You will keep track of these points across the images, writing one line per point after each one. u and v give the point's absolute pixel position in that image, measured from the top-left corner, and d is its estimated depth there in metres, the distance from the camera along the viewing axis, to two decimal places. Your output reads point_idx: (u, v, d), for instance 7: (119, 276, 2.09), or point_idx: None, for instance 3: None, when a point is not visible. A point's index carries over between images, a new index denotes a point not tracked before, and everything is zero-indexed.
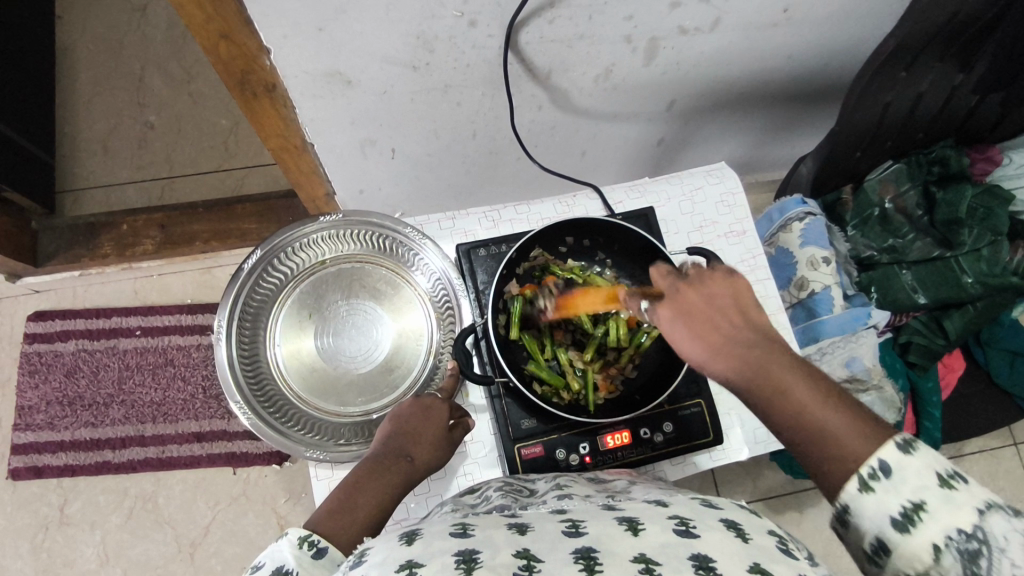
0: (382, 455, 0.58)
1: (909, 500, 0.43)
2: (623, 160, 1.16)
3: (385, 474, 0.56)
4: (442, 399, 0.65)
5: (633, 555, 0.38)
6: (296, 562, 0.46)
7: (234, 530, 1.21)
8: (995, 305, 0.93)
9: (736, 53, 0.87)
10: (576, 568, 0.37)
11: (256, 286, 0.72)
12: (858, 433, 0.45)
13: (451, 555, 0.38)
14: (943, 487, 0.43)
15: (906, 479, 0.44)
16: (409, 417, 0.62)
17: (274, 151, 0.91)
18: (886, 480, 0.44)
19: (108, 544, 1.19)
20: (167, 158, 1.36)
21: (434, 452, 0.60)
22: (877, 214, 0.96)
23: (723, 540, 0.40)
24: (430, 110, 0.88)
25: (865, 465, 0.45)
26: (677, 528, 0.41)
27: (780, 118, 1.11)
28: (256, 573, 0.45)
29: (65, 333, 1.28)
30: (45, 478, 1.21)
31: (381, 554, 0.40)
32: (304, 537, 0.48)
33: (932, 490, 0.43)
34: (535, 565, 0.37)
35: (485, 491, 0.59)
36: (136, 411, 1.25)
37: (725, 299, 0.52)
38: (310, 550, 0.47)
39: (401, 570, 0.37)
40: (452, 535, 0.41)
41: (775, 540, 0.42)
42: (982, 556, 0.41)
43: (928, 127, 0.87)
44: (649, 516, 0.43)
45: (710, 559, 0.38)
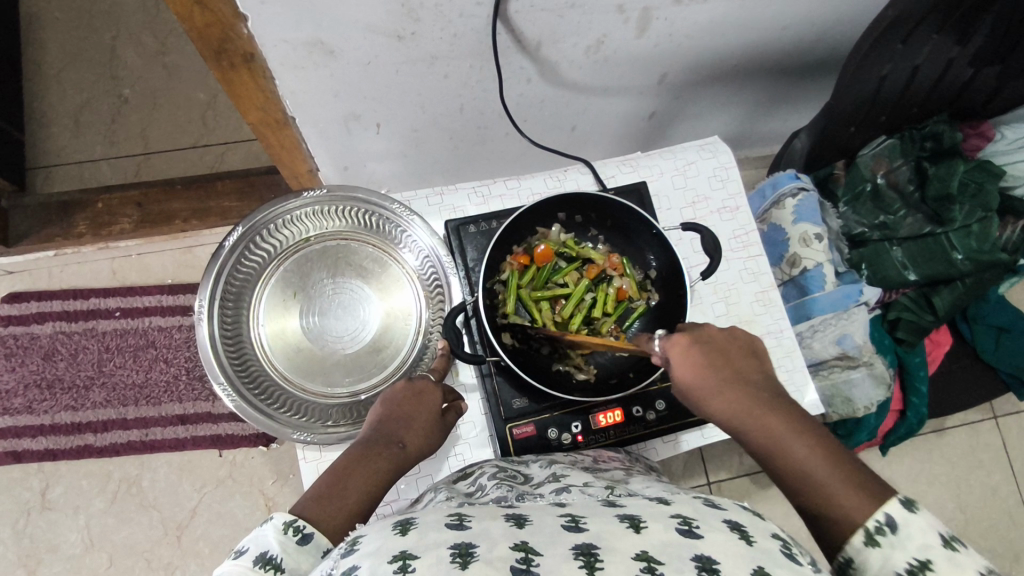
0: (374, 439, 0.56)
1: (915, 558, 0.44)
2: (613, 136, 1.14)
3: (376, 459, 0.54)
4: (434, 380, 0.63)
5: (635, 552, 0.38)
6: (280, 548, 0.45)
7: (220, 513, 1.19)
8: (982, 281, 0.94)
9: (730, 25, 0.85)
10: (575, 565, 0.36)
11: (237, 265, 0.70)
12: (856, 487, 0.47)
13: (446, 548, 0.37)
14: (946, 547, 0.44)
15: (913, 535, 0.44)
16: (401, 402, 0.60)
17: (255, 125, 0.88)
18: (892, 536, 0.45)
19: (93, 528, 1.18)
20: (143, 134, 1.31)
21: (425, 440, 0.59)
22: (868, 188, 0.95)
23: (727, 542, 0.39)
24: (415, 82, 0.85)
25: (871, 519, 0.46)
26: (679, 528, 0.40)
27: (772, 92, 1.10)
28: (238, 558, 0.44)
29: (41, 315, 1.24)
30: (25, 463, 1.19)
31: (374, 543, 0.39)
32: (289, 523, 0.47)
33: (935, 549, 0.44)
34: (534, 559, 0.37)
35: (479, 479, 0.57)
36: (117, 393, 1.22)
37: (739, 353, 0.57)
38: (295, 536, 0.46)
39: (395, 562, 0.36)
40: (447, 526, 0.40)
41: (780, 544, 0.41)
42: None
43: (922, 102, 0.86)
44: (652, 514, 0.42)
45: (713, 562, 0.37)
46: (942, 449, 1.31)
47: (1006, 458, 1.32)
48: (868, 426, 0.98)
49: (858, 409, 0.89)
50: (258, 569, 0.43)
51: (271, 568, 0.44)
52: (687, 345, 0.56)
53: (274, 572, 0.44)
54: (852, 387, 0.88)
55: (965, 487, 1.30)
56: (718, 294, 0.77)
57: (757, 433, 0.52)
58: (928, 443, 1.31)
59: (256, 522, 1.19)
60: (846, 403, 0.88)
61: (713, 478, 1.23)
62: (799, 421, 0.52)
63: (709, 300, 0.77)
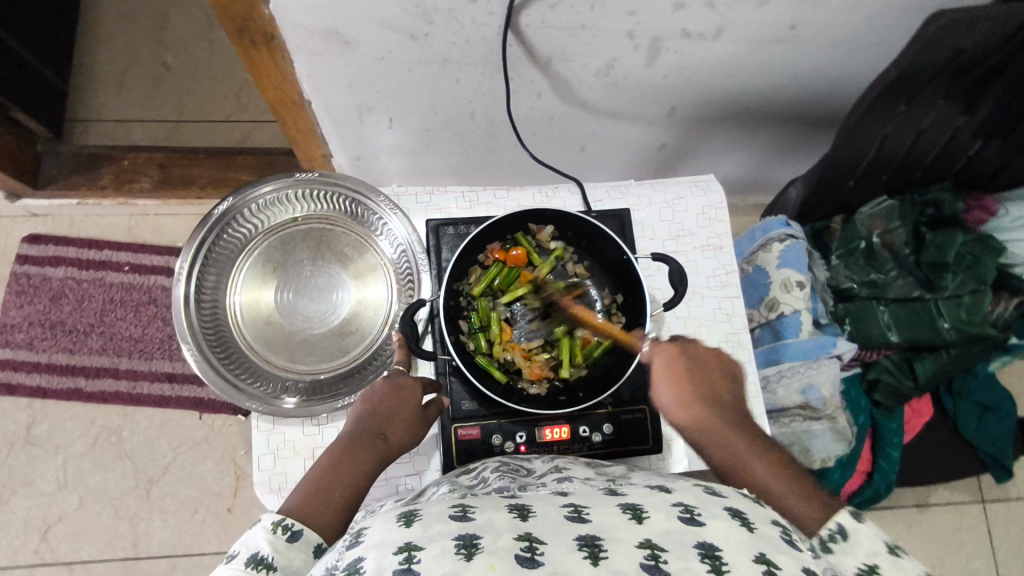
0: (355, 433, 0.58)
1: (865, 563, 0.46)
2: (623, 162, 1.16)
3: (358, 453, 0.57)
4: (409, 375, 0.65)
5: (639, 541, 0.39)
6: (270, 547, 0.48)
7: (191, 474, 1.23)
8: (967, 354, 0.93)
9: (740, 66, 0.86)
10: (580, 557, 0.37)
11: (223, 233, 0.73)
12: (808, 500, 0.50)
13: (450, 538, 0.39)
14: (891, 553, 0.47)
15: (861, 542, 0.47)
16: (383, 397, 0.62)
17: (273, 104, 0.92)
18: (842, 542, 0.47)
19: (69, 469, 1.22)
20: (178, 102, 1.37)
21: (409, 433, 0.61)
22: (863, 246, 0.94)
23: (729, 528, 0.40)
24: (428, 83, 0.88)
25: (825, 527, 0.48)
26: (681, 516, 0.42)
27: (784, 141, 1.10)
28: (231, 563, 0.47)
29: (57, 259, 1.29)
30: (17, 396, 1.24)
31: (380, 534, 0.41)
32: (278, 522, 0.49)
33: (883, 556, 0.46)
34: (539, 547, 0.38)
35: (481, 473, 0.60)
36: (114, 343, 1.27)
37: (717, 373, 0.61)
38: (284, 534, 0.49)
39: (400, 553, 0.38)
40: (451, 517, 0.41)
41: (779, 530, 0.43)
42: None
43: (926, 166, 0.87)
44: (653, 502, 0.43)
45: (716, 549, 0.38)
46: (920, 525, 1.27)
47: (987, 545, 1.28)
48: (834, 481, 0.97)
49: (815, 461, 0.89)
50: (249, 569, 0.46)
51: (262, 567, 0.46)
52: (674, 353, 0.61)
53: (265, 572, 0.46)
54: (812, 438, 0.88)
55: (939, 567, 1.26)
56: (687, 329, 0.78)
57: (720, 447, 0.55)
58: (906, 517, 1.27)
59: (224, 487, 1.23)
60: (804, 453, 0.88)
61: None
62: (760, 441, 0.55)
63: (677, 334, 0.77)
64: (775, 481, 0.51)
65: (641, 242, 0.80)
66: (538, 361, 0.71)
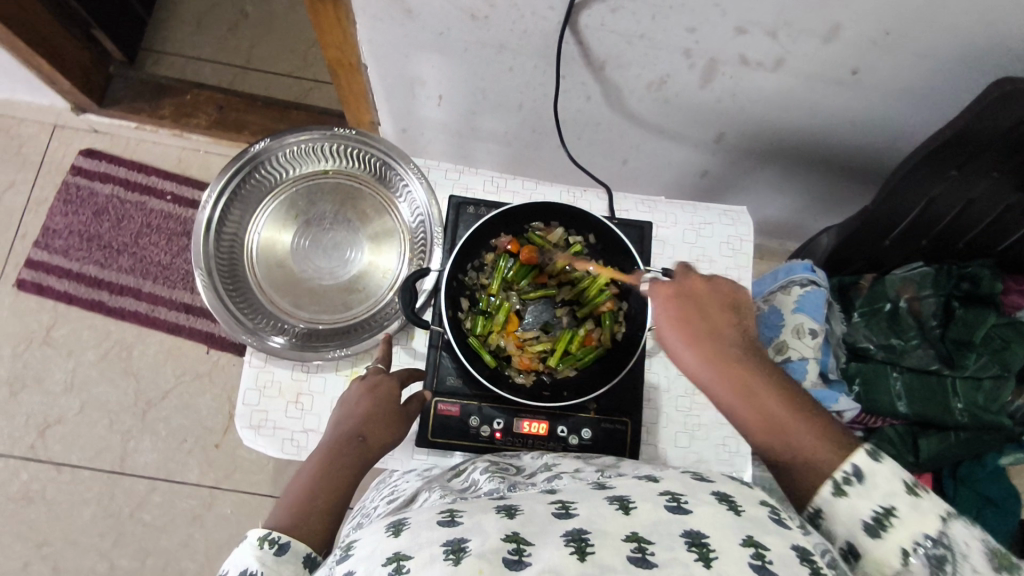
0: (336, 439, 0.58)
1: (880, 505, 0.47)
2: (662, 182, 1.15)
3: (342, 459, 0.57)
4: (381, 370, 0.66)
5: (624, 533, 0.39)
6: (258, 564, 0.48)
7: (188, 404, 1.27)
8: (977, 441, 0.89)
9: (794, 103, 0.85)
10: (566, 551, 0.37)
11: (256, 171, 0.74)
12: (828, 438, 0.49)
13: (439, 544, 0.38)
14: (910, 494, 0.47)
15: (877, 484, 0.47)
16: (359, 399, 0.62)
17: (331, 62, 0.94)
18: (858, 485, 0.48)
19: (77, 376, 1.27)
20: (249, 50, 1.42)
21: (388, 431, 0.61)
22: (887, 308, 0.92)
23: (715, 514, 0.40)
24: (481, 67, 0.89)
25: (840, 470, 0.48)
26: (668, 505, 0.41)
27: (828, 191, 1.08)
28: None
29: (107, 176, 1.35)
30: (44, 298, 1.29)
31: (370, 548, 0.40)
32: (264, 537, 0.49)
33: (901, 497, 0.46)
34: (527, 550, 0.37)
35: (471, 475, 0.59)
36: (142, 266, 1.32)
37: (724, 302, 0.56)
38: (271, 548, 0.49)
39: (389, 564, 0.38)
40: (439, 523, 0.40)
41: (768, 510, 0.42)
42: (947, 562, 0.44)
43: (969, 240, 0.85)
44: (641, 492, 0.43)
45: (701, 536, 0.39)
46: None
47: None
48: None
49: None
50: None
51: None
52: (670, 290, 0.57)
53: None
54: None
55: None
56: None
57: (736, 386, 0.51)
58: None
59: (216, 423, 1.27)
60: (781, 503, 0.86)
61: None
62: (775, 378, 0.52)
63: None
64: (791, 425, 0.50)
65: (658, 259, 0.79)
66: (530, 352, 0.70)
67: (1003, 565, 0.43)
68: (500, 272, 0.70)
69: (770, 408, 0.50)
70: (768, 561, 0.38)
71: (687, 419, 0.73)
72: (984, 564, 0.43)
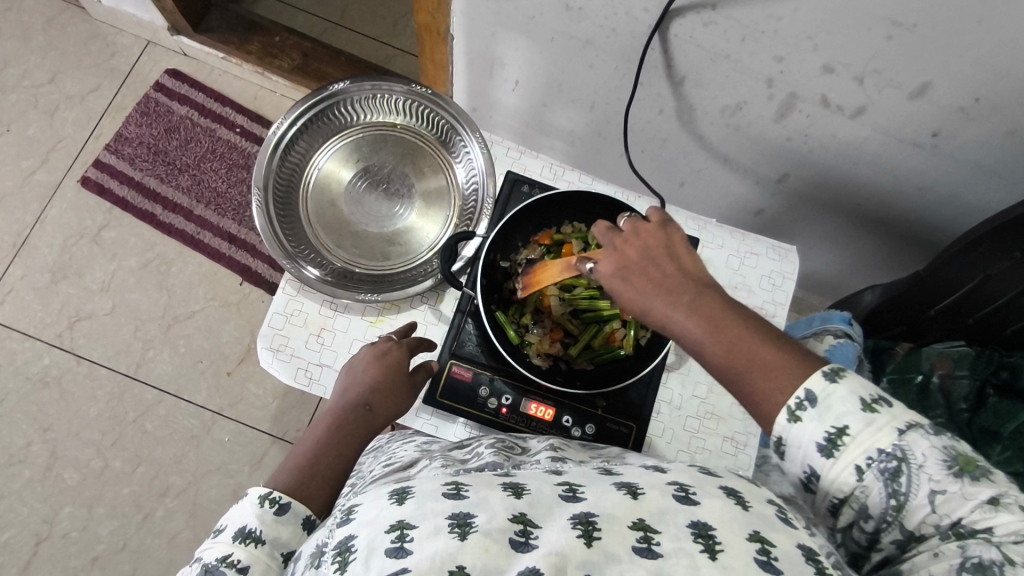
0: (343, 409, 0.63)
1: (833, 427, 0.41)
2: (715, 212, 1.15)
3: (345, 429, 0.61)
4: (396, 344, 0.68)
5: (631, 520, 0.38)
6: (257, 522, 0.49)
7: (211, 328, 1.31)
8: None
9: (865, 156, 0.84)
10: (573, 534, 0.37)
11: (331, 108, 0.76)
12: (790, 364, 0.43)
13: (444, 517, 0.37)
14: (866, 410, 0.41)
15: (832, 407, 0.41)
16: (366, 370, 0.65)
17: (420, 26, 0.96)
18: (812, 411, 0.42)
19: (115, 278, 1.31)
20: (344, 8, 1.48)
21: (394, 403, 0.65)
22: (918, 381, 0.89)
23: (724, 507, 0.39)
24: (563, 58, 0.90)
25: (791, 397, 0.42)
26: (676, 494, 0.40)
27: (880, 257, 1.07)
28: (218, 538, 0.49)
29: (185, 98, 1.40)
30: (102, 199, 1.34)
31: (372, 513, 0.39)
32: (266, 496, 0.51)
33: (855, 416, 0.41)
34: (534, 532, 0.37)
35: (475, 449, 0.58)
36: (198, 189, 1.36)
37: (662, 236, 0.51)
38: (271, 508, 0.51)
39: (392, 531, 0.37)
40: (445, 495, 0.40)
41: (775, 509, 0.41)
42: (902, 475, 0.40)
43: (1017, 329, 0.82)
44: (648, 482, 0.42)
45: (709, 528, 0.37)
46: None
47: None
48: None
49: None
50: (238, 543, 0.48)
51: (249, 540, 0.48)
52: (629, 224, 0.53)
53: (254, 544, 0.48)
54: None
55: None
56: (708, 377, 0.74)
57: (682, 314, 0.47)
58: None
59: (233, 352, 1.30)
60: None
61: None
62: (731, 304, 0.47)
63: (695, 377, 0.74)
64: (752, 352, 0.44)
65: None
66: (552, 337, 0.71)
67: (964, 471, 0.40)
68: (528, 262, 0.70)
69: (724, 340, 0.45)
70: (774, 557, 0.36)
71: (691, 440, 0.73)
72: (941, 473, 0.40)
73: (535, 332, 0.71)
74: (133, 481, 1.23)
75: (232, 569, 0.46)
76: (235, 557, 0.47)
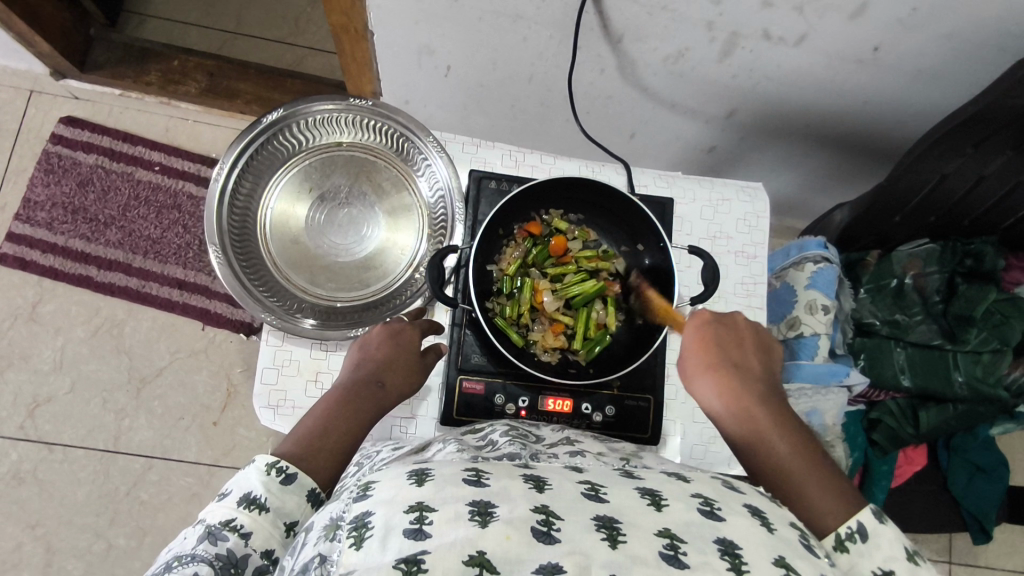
0: (354, 382, 0.61)
1: (882, 567, 0.47)
2: (668, 158, 1.15)
3: (355, 403, 0.59)
4: (406, 323, 0.67)
5: (657, 528, 0.37)
6: (263, 489, 0.51)
7: (183, 381, 1.25)
8: (973, 413, 0.91)
9: (810, 79, 0.84)
10: (597, 537, 0.35)
11: (270, 140, 0.72)
12: (839, 494, 0.51)
13: (464, 503, 0.37)
14: (909, 561, 0.48)
15: (881, 544, 0.48)
16: (378, 344, 0.64)
17: (335, 29, 0.89)
18: (861, 543, 0.49)
19: (66, 353, 1.23)
20: (237, 14, 1.37)
21: (405, 381, 0.63)
22: (893, 284, 0.94)
23: (749, 527, 0.38)
24: (494, 36, 0.86)
25: (843, 524, 0.49)
26: (700, 508, 0.39)
27: (833, 169, 1.09)
28: (223, 500, 0.51)
29: (89, 146, 1.29)
30: (28, 273, 1.24)
31: (388, 492, 0.38)
32: (272, 465, 0.53)
33: (900, 561, 0.47)
34: (555, 523, 0.36)
35: (489, 435, 0.56)
36: (131, 240, 1.27)
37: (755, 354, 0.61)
38: (277, 477, 0.52)
39: (410, 512, 0.36)
40: (465, 481, 0.39)
41: (798, 533, 0.41)
42: None
43: (974, 218, 0.86)
44: (673, 490, 0.41)
45: (736, 546, 0.36)
46: None
47: None
48: None
49: None
50: (242, 509, 0.50)
51: (254, 507, 0.50)
52: (700, 328, 0.61)
53: (258, 511, 0.50)
54: None
55: None
56: None
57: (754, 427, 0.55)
58: None
59: (213, 400, 1.25)
60: None
61: None
62: (798, 434, 0.55)
63: None
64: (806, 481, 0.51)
65: (678, 237, 0.79)
66: (554, 331, 0.70)
67: None
68: (515, 262, 0.70)
69: (787, 459, 0.53)
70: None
71: None
72: None
73: (536, 330, 0.70)
74: (142, 553, 1.18)
75: (235, 534, 0.49)
76: (238, 522, 0.50)
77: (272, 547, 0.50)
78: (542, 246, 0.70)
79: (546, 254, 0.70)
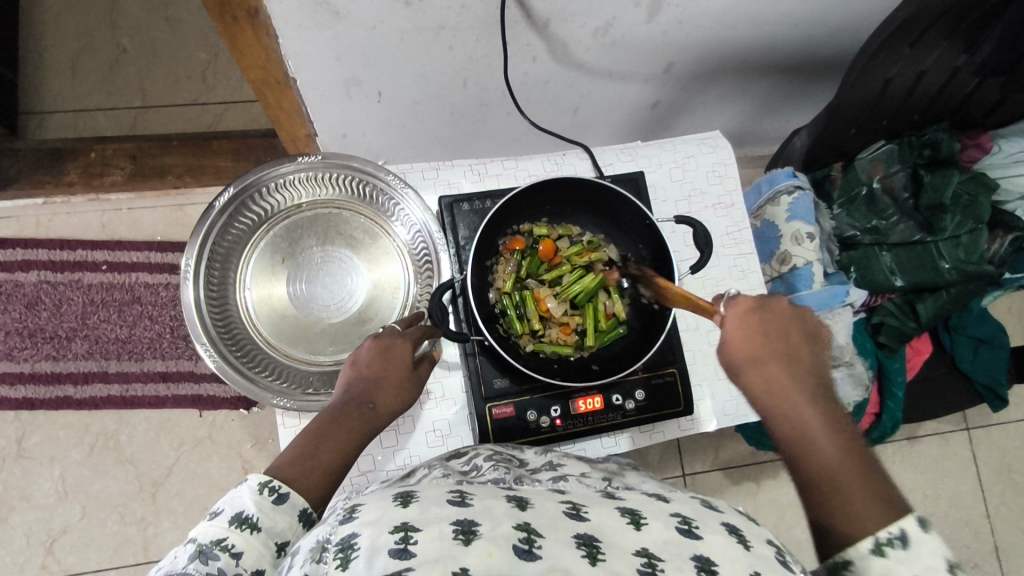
0: (344, 400, 0.57)
1: None
2: (618, 124, 1.14)
3: (346, 424, 0.55)
4: (399, 331, 0.62)
5: (636, 548, 0.36)
6: (255, 508, 0.49)
7: (196, 473, 1.21)
8: (967, 293, 0.94)
9: (739, 16, 0.85)
10: (579, 553, 0.35)
11: (229, 224, 0.69)
12: (882, 500, 0.45)
13: (449, 523, 0.35)
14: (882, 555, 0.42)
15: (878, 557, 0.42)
16: (369, 361, 0.59)
17: (255, 84, 0.85)
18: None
19: (68, 479, 1.18)
20: (142, 87, 1.31)
21: (398, 400, 0.59)
22: (864, 192, 0.97)
23: (726, 545, 0.38)
24: (419, 51, 0.84)
25: (882, 530, 0.43)
26: (679, 526, 0.39)
27: (775, 92, 1.10)
28: (215, 518, 0.48)
29: (27, 263, 1.22)
30: (2, 410, 1.18)
31: (374, 513, 0.37)
32: (265, 484, 0.50)
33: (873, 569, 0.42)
34: (537, 540, 0.35)
35: (473, 459, 0.55)
36: (100, 346, 1.22)
37: (791, 323, 0.52)
38: (270, 496, 0.50)
39: (395, 533, 0.34)
40: (449, 502, 0.38)
41: (774, 550, 0.41)
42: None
43: (923, 110, 0.88)
44: (651, 510, 0.41)
45: (712, 563, 0.36)
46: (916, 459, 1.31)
47: (974, 468, 1.32)
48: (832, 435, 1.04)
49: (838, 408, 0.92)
50: (234, 528, 0.47)
51: (246, 527, 0.48)
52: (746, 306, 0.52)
53: (251, 531, 0.48)
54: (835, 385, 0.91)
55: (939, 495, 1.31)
56: (706, 288, 0.78)
57: (779, 414, 0.49)
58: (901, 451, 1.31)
59: (231, 483, 1.21)
60: None
61: (687, 471, 1.24)
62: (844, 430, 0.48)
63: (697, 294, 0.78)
64: (849, 479, 0.45)
65: (655, 206, 0.79)
66: (565, 332, 0.71)
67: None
68: (509, 278, 0.70)
69: (822, 444, 0.47)
70: None
71: None
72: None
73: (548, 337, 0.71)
74: None
75: (227, 553, 0.46)
76: (230, 541, 0.47)
77: (264, 567, 0.47)
78: (530, 256, 0.71)
79: (536, 262, 0.71)
